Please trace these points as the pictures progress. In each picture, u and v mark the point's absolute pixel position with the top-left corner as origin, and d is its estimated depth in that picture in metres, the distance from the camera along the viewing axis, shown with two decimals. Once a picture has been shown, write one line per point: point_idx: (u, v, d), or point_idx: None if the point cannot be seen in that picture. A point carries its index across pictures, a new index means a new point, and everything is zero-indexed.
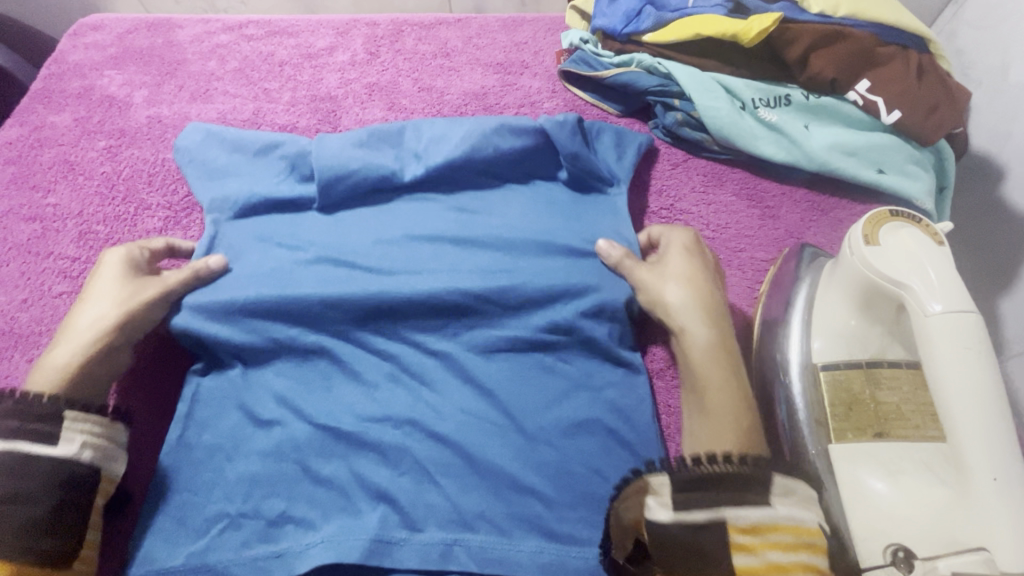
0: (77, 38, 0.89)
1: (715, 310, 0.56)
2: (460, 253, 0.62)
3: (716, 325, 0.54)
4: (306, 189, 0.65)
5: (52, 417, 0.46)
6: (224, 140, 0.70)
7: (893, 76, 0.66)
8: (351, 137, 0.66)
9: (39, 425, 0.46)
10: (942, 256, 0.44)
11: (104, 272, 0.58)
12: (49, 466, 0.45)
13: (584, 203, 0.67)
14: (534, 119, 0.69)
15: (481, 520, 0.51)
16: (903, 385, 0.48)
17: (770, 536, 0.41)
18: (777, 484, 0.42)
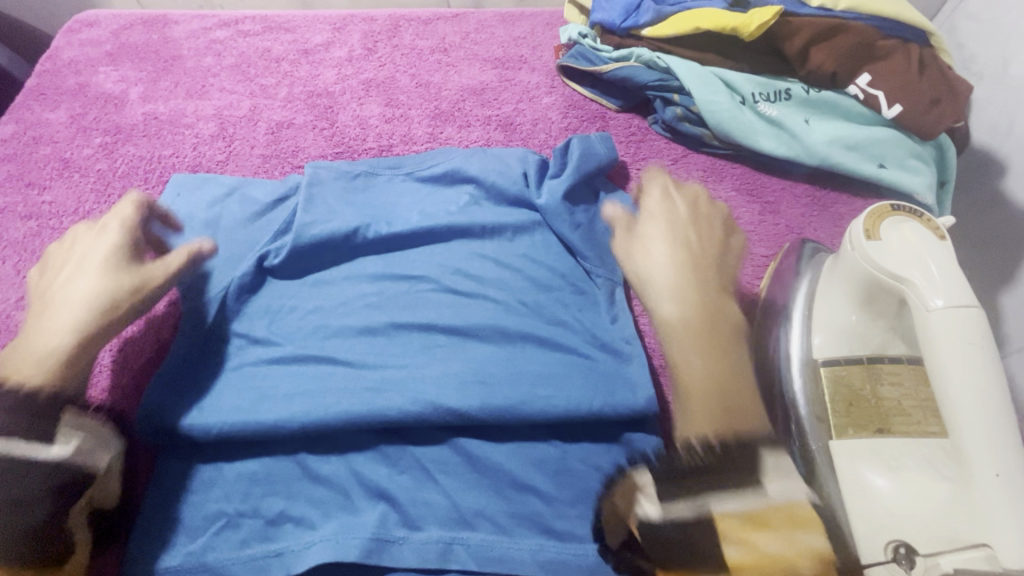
0: (72, 34, 0.88)
1: (691, 290, 0.55)
2: (454, 346, 0.58)
3: (691, 298, 0.55)
4: (282, 251, 0.63)
5: (51, 418, 0.48)
6: (197, 221, 0.67)
7: (894, 69, 0.66)
8: (333, 204, 0.66)
9: (34, 425, 0.47)
10: (942, 250, 0.44)
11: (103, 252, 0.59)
12: (40, 466, 0.45)
13: (587, 289, 0.62)
14: (525, 197, 0.67)
15: (481, 518, 0.51)
16: (904, 381, 0.48)
17: (760, 524, 0.44)
18: (768, 466, 0.46)
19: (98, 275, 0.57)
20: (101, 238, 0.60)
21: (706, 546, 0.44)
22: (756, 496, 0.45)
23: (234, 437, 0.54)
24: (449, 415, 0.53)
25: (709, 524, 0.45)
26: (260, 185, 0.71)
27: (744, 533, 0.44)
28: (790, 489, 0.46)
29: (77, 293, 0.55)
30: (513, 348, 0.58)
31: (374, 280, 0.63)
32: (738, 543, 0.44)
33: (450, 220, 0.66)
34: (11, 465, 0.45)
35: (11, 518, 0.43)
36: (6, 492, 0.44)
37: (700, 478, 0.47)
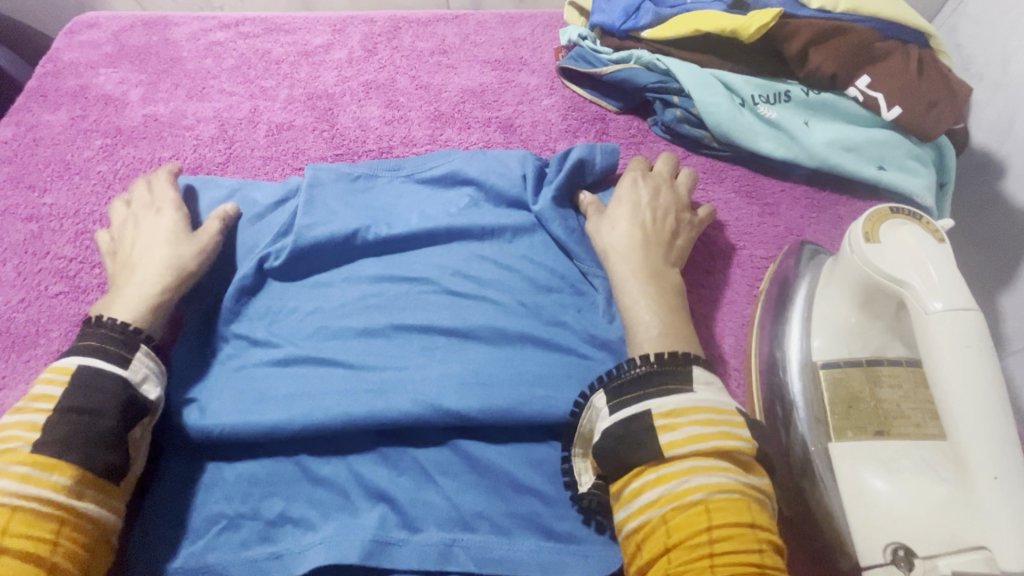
0: (72, 36, 0.88)
1: (632, 244, 0.59)
2: (454, 348, 0.58)
3: (638, 254, 0.59)
4: (283, 254, 0.63)
5: (130, 347, 0.52)
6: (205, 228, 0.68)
7: (893, 71, 0.66)
8: (332, 206, 0.67)
9: (119, 350, 0.51)
10: (941, 253, 0.44)
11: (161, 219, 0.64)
12: (117, 381, 0.49)
13: (587, 292, 0.62)
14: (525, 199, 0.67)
15: (481, 519, 0.51)
16: (903, 383, 0.48)
17: (691, 414, 0.45)
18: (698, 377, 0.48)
19: (165, 243, 0.61)
20: (156, 215, 0.64)
21: (643, 439, 0.45)
22: (682, 393, 0.47)
23: (234, 438, 0.54)
24: (449, 417, 0.53)
25: (645, 418, 0.46)
26: (267, 186, 0.71)
27: (673, 422, 0.45)
28: (722, 397, 0.47)
29: (152, 257, 0.60)
30: (512, 349, 0.58)
31: (373, 282, 0.63)
32: (671, 430, 0.45)
33: (450, 220, 0.66)
34: (93, 375, 0.48)
35: (84, 420, 0.46)
36: (91, 397, 0.47)
37: (635, 382, 0.48)
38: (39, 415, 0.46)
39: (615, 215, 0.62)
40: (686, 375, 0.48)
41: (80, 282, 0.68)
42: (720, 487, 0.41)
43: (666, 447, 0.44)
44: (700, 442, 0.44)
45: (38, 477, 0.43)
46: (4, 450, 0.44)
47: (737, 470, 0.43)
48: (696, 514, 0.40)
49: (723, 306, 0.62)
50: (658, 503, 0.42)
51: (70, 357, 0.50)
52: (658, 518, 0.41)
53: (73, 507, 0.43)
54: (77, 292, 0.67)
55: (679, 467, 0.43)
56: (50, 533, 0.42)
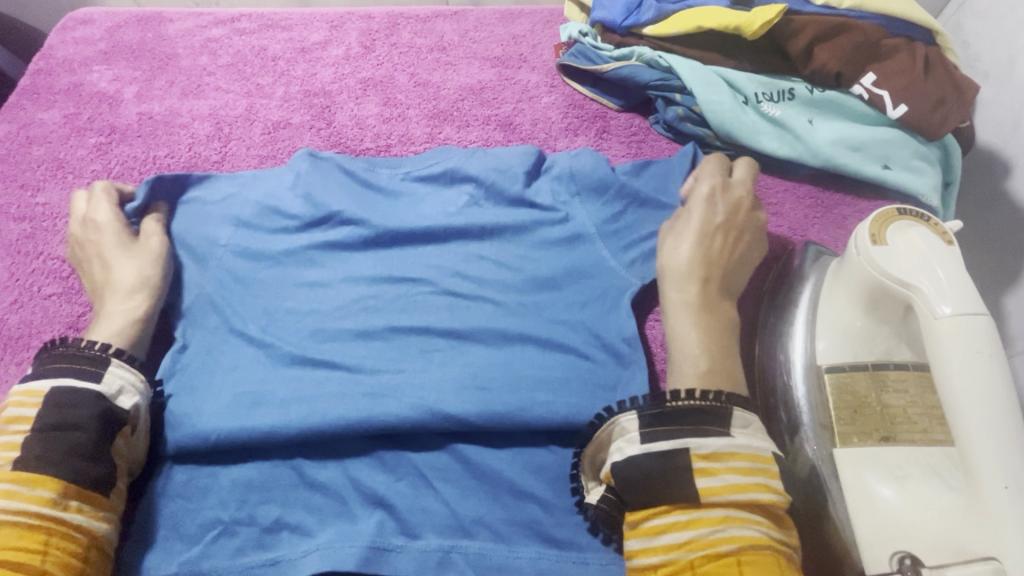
0: (66, 33, 0.87)
1: (689, 274, 0.56)
2: (452, 350, 0.57)
3: (693, 283, 0.55)
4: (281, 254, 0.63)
5: (102, 363, 0.51)
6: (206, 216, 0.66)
7: (899, 69, 0.65)
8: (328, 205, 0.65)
9: (89, 366, 0.50)
10: (950, 255, 0.43)
11: (106, 239, 0.62)
12: (92, 395, 0.49)
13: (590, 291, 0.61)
14: (525, 200, 0.66)
15: (479, 525, 0.50)
16: (910, 388, 0.47)
17: (730, 462, 0.45)
18: (738, 418, 0.47)
19: (125, 263, 0.60)
20: (98, 234, 0.62)
21: (677, 480, 0.44)
22: (722, 436, 0.46)
23: (231, 443, 0.53)
24: (446, 421, 0.53)
25: (683, 459, 0.45)
26: (210, 186, 0.68)
27: (712, 467, 0.44)
28: (756, 438, 0.46)
29: (117, 280, 0.59)
30: (511, 351, 0.57)
31: (371, 282, 0.62)
32: (709, 474, 0.44)
33: (448, 219, 0.65)
34: (66, 393, 0.48)
35: (62, 438, 0.46)
36: (63, 416, 0.47)
37: (677, 418, 0.46)
38: (19, 434, 0.47)
39: (680, 234, 0.58)
40: (727, 417, 0.47)
41: (73, 283, 0.67)
42: (752, 540, 0.42)
43: (702, 492, 0.44)
44: (738, 492, 0.43)
45: (21, 494, 0.44)
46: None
47: (768, 522, 0.44)
48: (727, 565, 0.41)
49: None
50: (686, 546, 0.43)
51: (39, 378, 0.49)
52: (686, 562, 0.42)
53: (61, 519, 0.44)
54: (70, 293, 0.66)
55: (711, 516, 0.43)
56: (39, 544, 0.43)
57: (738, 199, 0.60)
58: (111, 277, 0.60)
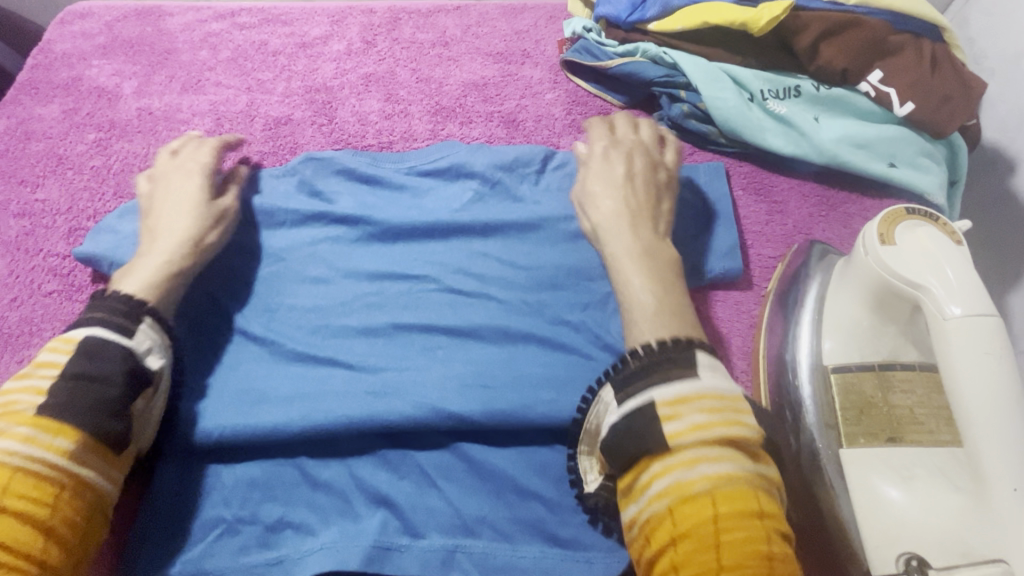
0: (65, 26, 0.86)
1: (618, 222, 0.56)
2: (455, 349, 0.57)
3: (624, 231, 0.56)
4: (283, 252, 0.63)
5: (135, 319, 0.50)
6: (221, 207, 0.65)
7: (905, 66, 0.64)
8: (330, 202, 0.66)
9: (123, 320, 0.49)
10: (959, 255, 0.43)
11: (190, 189, 0.61)
12: (121, 350, 0.47)
13: (593, 289, 0.60)
14: (527, 200, 0.66)
15: (483, 525, 0.50)
16: (916, 389, 0.47)
17: (694, 403, 0.42)
18: (703, 362, 0.45)
19: (191, 219, 0.59)
20: (187, 183, 0.62)
21: (647, 428, 0.42)
22: (688, 379, 0.44)
23: (234, 441, 0.53)
24: (449, 420, 0.53)
25: (650, 409, 0.43)
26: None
27: (677, 411, 0.42)
28: (724, 379, 0.44)
29: (178, 232, 0.57)
30: (513, 349, 0.57)
31: (374, 279, 0.61)
32: (674, 419, 0.42)
33: (450, 216, 0.64)
34: (98, 343, 0.47)
35: (87, 388, 0.45)
36: (92, 366, 0.45)
37: (640, 372, 0.45)
38: (44, 379, 0.45)
39: (594, 195, 0.59)
40: (689, 360, 0.45)
41: (73, 280, 0.66)
42: (727, 476, 0.39)
43: (670, 437, 0.41)
44: (705, 430, 0.41)
45: (39, 441, 0.42)
46: (10, 411, 0.43)
47: (742, 456, 0.41)
48: (701, 504, 0.38)
49: (730, 307, 0.61)
50: (663, 494, 0.40)
51: (75, 327, 0.48)
52: (663, 510, 0.39)
53: (75, 473, 0.42)
54: (71, 291, 0.66)
55: (684, 457, 0.40)
56: (50, 498, 0.41)
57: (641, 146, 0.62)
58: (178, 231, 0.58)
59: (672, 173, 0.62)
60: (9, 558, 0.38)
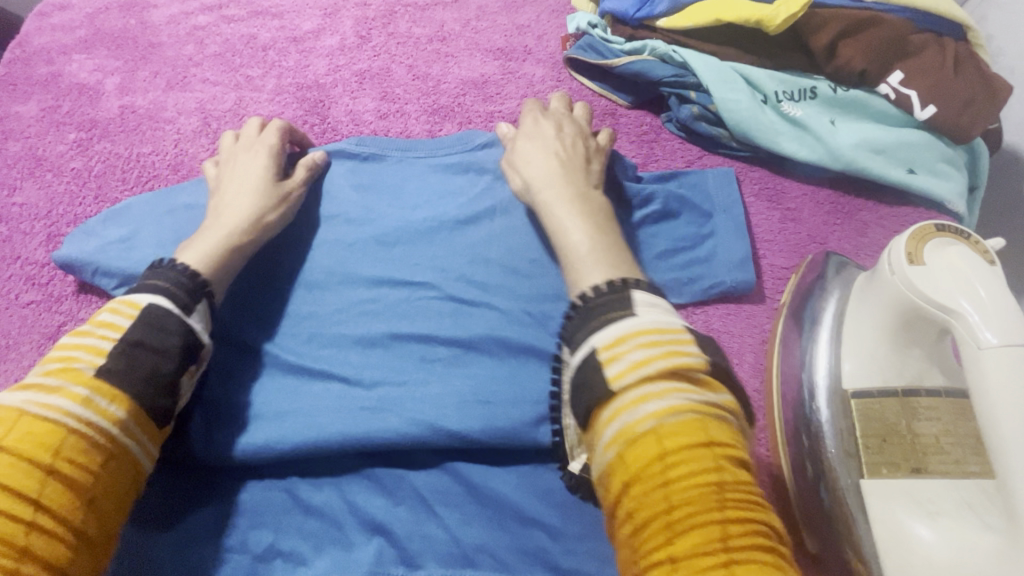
0: (44, 19, 0.82)
1: (548, 176, 0.57)
2: (454, 361, 0.54)
3: (557, 183, 0.56)
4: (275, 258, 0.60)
5: (194, 297, 0.49)
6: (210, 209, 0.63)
7: (927, 67, 0.61)
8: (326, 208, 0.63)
9: (184, 295, 0.48)
10: (993, 277, 0.40)
11: (255, 167, 0.61)
12: (182, 326, 0.46)
13: None
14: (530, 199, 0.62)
15: (483, 554, 0.48)
16: (943, 415, 0.44)
17: (632, 339, 0.41)
18: (640, 300, 0.44)
19: (254, 195, 0.58)
20: (252, 162, 0.61)
21: (590, 377, 0.41)
22: (625, 316, 0.43)
23: (223, 461, 0.51)
24: (449, 439, 0.51)
25: (588, 358, 0.42)
26: (197, 189, 0.65)
27: (617, 352, 0.41)
28: (663, 315, 0.43)
29: (241, 207, 0.57)
30: (513, 364, 0.54)
31: (373, 285, 0.58)
32: (615, 360, 0.40)
33: (461, 211, 0.62)
34: (159, 313, 0.46)
35: (146, 358, 0.43)
36: (152, 336, 0.44)
37: (584, 318, 0.45)
38: (104, 341, 0.43)
39: (525, 154, 0.60)
40: (627, 298, 0.44)
41: (53, 290, 0.63)
42: (670, 411, 0.37)
43: (613, 380, 0.39)
44: (644, 367, 0.39)
45: (96, 403, 0.40)
46: (68, 368, 0.41)
47: (688, 386, 0.39)
48: (645, 443, 0.37)
49: (741, 320, 0.58)
50: (612, 443, 0.38)
51: (136, 293, 0.47)
52: (613, 458, 0.38)
53: (121, 444, 0.41)
54: (50, 301, 0.63)
55: (628, 400, 0.39)
56: (96, 465, 0.39)
57: (565, 120, 0.63)
58: (236, 208, 0.57)
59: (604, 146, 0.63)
60: (47, 523, 0.36)
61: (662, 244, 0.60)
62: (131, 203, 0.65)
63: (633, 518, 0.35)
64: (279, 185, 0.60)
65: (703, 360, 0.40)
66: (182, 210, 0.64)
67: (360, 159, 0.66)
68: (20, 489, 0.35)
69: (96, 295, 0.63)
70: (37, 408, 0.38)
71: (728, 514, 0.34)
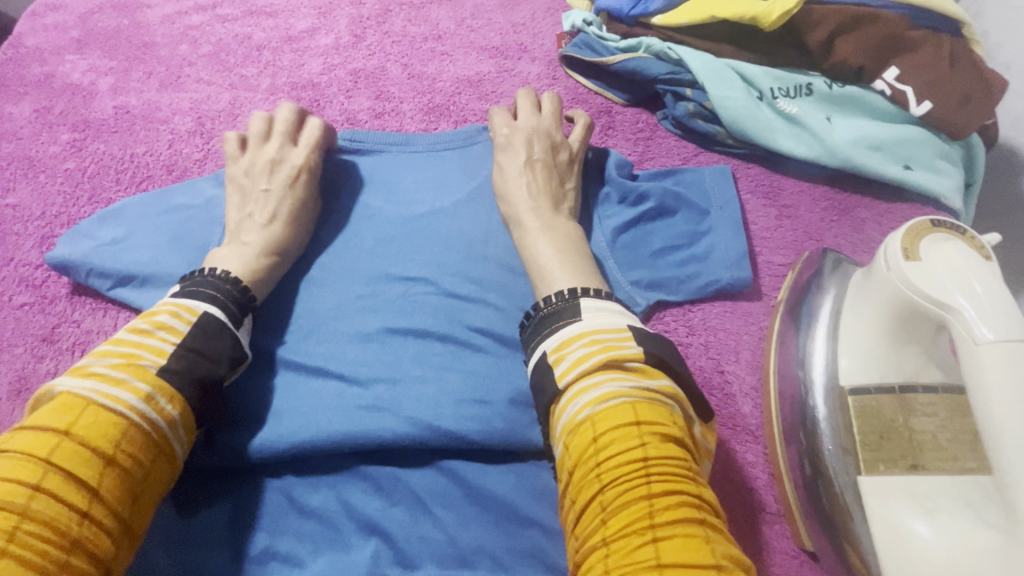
0: (36, 19, 0.81)
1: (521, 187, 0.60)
2: (451, 357, 0.54)
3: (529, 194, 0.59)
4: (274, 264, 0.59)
5: (242, 309, 0.51)
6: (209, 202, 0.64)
7: (924, 63, 0.61)
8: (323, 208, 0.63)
9: (233, 306, 0.50)
10: (990, 273, 0.41)
11: (283, 169, 0.61)
12: (234, 338, 0.49)
13: None
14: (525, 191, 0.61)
15: (481, 555, 0.47)
16: (940, 412, 0.44)
17: (572, 342, 0.46)
18: (585, 306, 0.49)
19: (284, 204, 0.59)
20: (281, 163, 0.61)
21: (541, 378, 0.46)
22: (572, 324, 0.47)
23: (219, 460, 0.51)
24: (444, 438, 0.50)
25: (540, 362, 0.47)
26: (192, 190, 0.65)
27: (562, 354, 0.46)
28: (606, 316, 0.47)
29: (269, 212, 0.58)
30: (508, 364, 0.54)
31: (369, 282, 0.58)
32: (560, 362, 0.45)
33: (456, 209, 0.62)
34: (214, 322, 0.48)
35: (201, 364, 0.46)
36: (207, 344, 0.47)
37: (538, 327, 0.49)
38: (165, 342, 0.45)
39: (504, 166, 0.62)
40: (575, 308, 0.49)
41: (46, 292, 0.63)
42: (603, 399, 0.42)
43: (558, 380, 0.45)
44: (584, 364, 0.44)
45: (156, 402, 0.42)
46: (132, 362, 0.43)
47: (624, 375, 0.43)
48: (583, 432, 0.41)
49: (738, 317, 0.58)
50: (561, 435, 0.43)
51: (193, 298, 0.49)
52: (562, 448, 0.43)
53: (169, 443, 0.43)
54: (43, 302, 0.63)
55: (570, 395, 0.44)
56: (147, 462, 0.41)
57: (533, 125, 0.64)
58: (271, 223, 0.57)
59: (576, 155, 0.64)
60: (100, 514, 0.37)
61: (660, 241, 0.61)
62: (126, 204, 0.64)
63: (577, 502, 0.40)
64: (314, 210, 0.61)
65: (638, 351, 0.44)
66: (177, 210, 0.63)
67: (354, 154, 0.67)
68: (82, 477, 0.37)
69: (90, 296, 0.63)
70: (104, 399, 0.40)
71: (653, 487, 0.37)
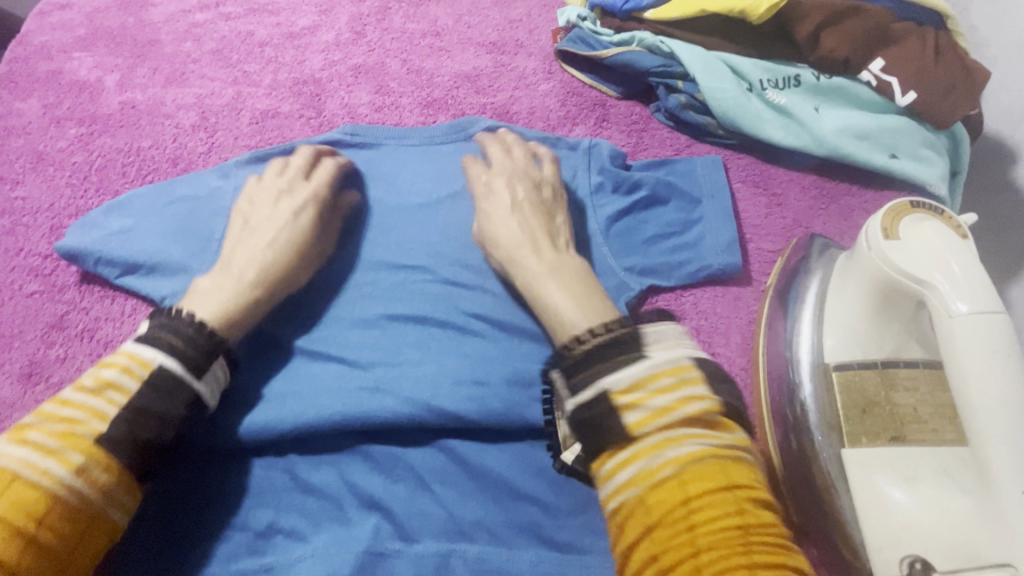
0: (43, 18, 0.83)
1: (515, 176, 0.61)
2: (449, 342, 0.56)
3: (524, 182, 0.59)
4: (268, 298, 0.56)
5: (209, 355, 0.47)
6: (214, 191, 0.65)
7: (909, 55, 0.62)
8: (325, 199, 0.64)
9: (195, 354, 0.47)
10: (965, 251, 0.42)
11: (293, 203, 0.59)
12: (190, 394, 0.45)
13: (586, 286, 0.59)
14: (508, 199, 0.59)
15: (479, 529, 0.49)
16: (920, 386, 0.46)
17: (650, 386, 0.41)
18: (650, 338, 0.44)
19: (284, 238, 0.57)
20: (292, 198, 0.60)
21: (608, 420, 0.40)
22: (640, 360, 0.42)
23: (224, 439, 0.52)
24: (443, 418, 0.52)
25: (603, 401, 0.41)
26: (196, 181, 0.66)
27: (637, 397, 0.40)
28: (673, 352, 0.43)
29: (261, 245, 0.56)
30: (505, 347, 0.56)
31: (370, 270, 0.60)
32: (636, 407, 0.40)
33: (454, 198, 0.64)
34: (169, 377, 0.44)
35: (149, 425, 0.43)
36: (157, 404, 0.43)
37: (591, 357, 0.44)
38: (108, 404, 0.42)
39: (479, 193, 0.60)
40: (637, 340, 0.43)
41: (56, 280, 0.65)
42: (691, 456, 0.38)
43: (632, 425, 0.40)
44: (665, 414, 0.40)
45: (88, 475, 0.40)
46: (69, 431, 0.41)
47: (708, 431, 0.40)
48: (669, 488, 0.37)
49: (728, 302, 0.60)
50: (631, 482, 0.39)
51: (152, 347, 0.45)
52: (633, 497, 0.38)
53: (105, 514, 0.41)
54: (53, 291, 0.64)
55: (650, 444, 0.39)
56: (76, 535, 0.39)
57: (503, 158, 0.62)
58: (270, 258, 0.55)
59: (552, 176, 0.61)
60: None
61: (653, 228, 0.62)
62: (133, 196, 0.66)
63: (659, 561, 0.36)
64: (322, 245, 0.60)
65: (718, 401, 0.41)
66: (182, 201, 0.65)
67: (353, 147, 0.68)
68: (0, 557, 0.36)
69: (98, 285, 0.64)
70: (33, 472, 0.38)
71: (755, 557, 0.35)
